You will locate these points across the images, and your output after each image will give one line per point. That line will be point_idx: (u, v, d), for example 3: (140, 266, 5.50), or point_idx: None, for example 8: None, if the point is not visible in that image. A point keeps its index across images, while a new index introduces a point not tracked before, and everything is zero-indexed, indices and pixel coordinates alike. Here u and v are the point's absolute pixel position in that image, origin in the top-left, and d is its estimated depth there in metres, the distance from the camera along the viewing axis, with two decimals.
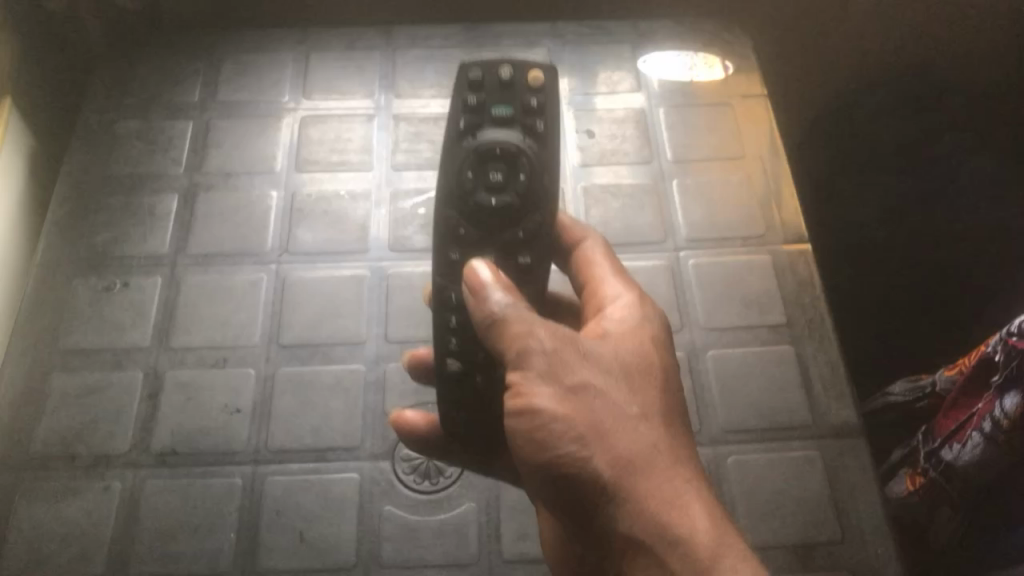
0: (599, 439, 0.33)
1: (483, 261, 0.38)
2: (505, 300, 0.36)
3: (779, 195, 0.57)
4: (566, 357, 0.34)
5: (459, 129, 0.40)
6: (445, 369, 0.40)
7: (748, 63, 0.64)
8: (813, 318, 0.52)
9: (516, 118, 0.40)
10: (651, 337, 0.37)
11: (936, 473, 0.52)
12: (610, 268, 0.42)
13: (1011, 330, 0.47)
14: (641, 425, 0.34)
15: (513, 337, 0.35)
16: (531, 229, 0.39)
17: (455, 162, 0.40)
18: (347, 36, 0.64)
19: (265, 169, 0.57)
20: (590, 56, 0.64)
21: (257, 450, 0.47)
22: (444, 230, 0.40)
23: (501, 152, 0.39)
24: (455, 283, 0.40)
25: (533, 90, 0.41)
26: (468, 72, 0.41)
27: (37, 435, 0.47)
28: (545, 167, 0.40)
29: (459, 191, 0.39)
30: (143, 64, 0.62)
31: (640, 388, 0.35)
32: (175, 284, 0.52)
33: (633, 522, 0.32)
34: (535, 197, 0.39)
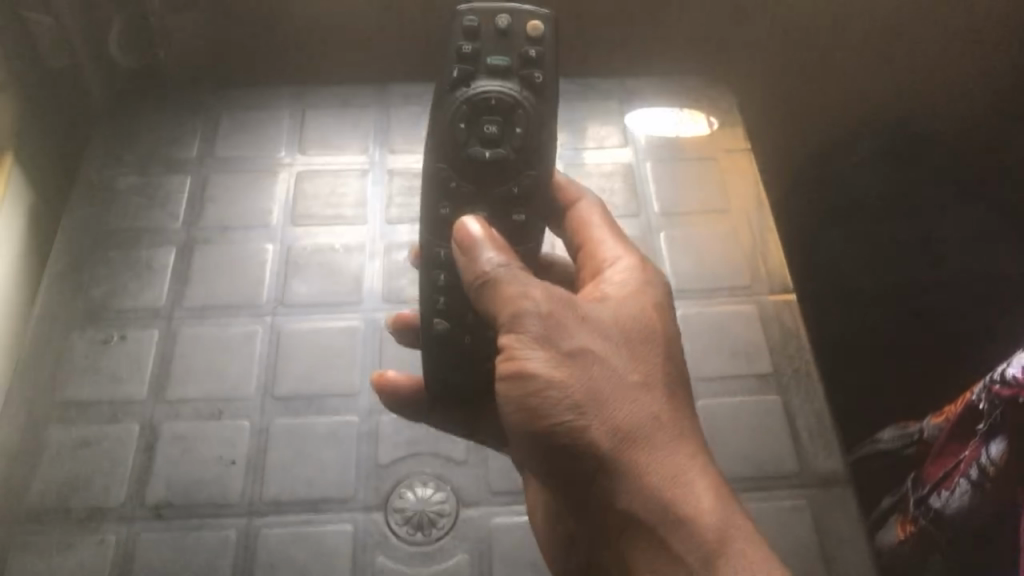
0: (597, 407, 0.35)
1: (472, 218, 0.40)
2: (498, 260, 0.38)
3: (764, 246, 0.58)
4: (561, 322, 0.36)
5: (453, 77, 0.41)
6: (433, 328, 0.43)
7: (732, 117, 0.65)
8: (798, 367, 0.53)
9: (513, 69, 0.41)
10: (651, 302, 0.39)
11: (925, 520, 0.52)
12: (602, 227, 0.45)
13: (994, 377, 0.48)
14: (641, 394, 0.36)
15: (508, 300, 0.37)
16: (526, 184, 0.41)
17: (447, 112, 0.41)
18: (343, 93, 0.66)
19: (261, 224, 0.58)
20: (579, 112, 0.65)
21: (252, 502, 0.47)
22: (435, 181, 0.42)
23: (496, 105, 0.41)
24: (443, 240, 0.42)
25: (533, 38, 0.42)
26: (463, 19, 0.42)
27: (33, 488, 0.47)
28: (541, 120, 0.41)
29: (452, 143, 0.41)
30: (143, 121, 0.63)
31: (639, 355, 0.37)
32: (171, 336, 0.53)
33: (631, 491, 0.35)
34: (529, 152, 0.41)
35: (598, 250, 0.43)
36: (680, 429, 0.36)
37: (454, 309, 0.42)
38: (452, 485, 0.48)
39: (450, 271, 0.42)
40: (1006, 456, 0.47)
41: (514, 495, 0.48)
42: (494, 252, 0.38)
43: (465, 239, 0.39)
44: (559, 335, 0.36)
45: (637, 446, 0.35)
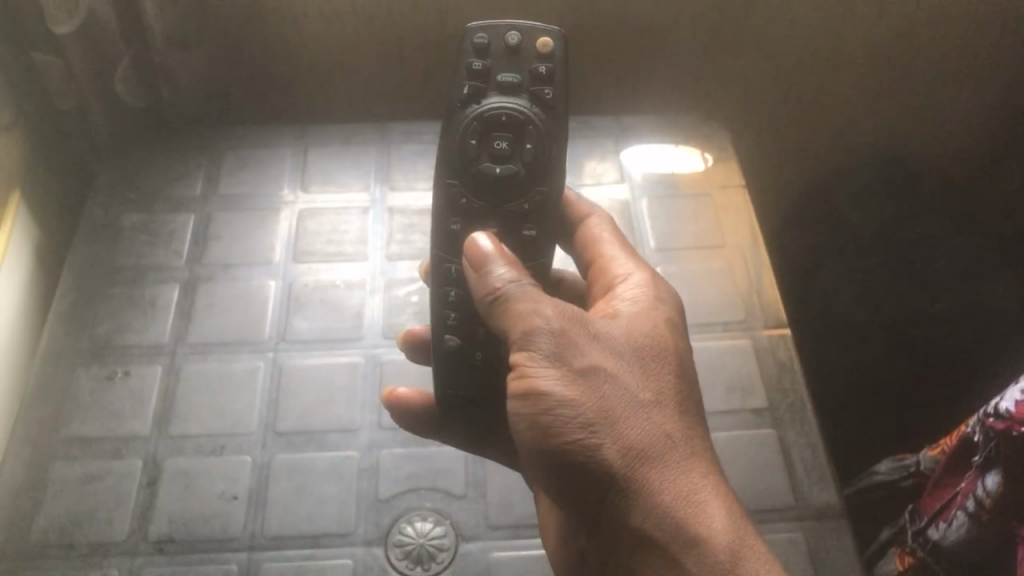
0: (609, 425, 0.35)
1: (484, 236, 0.41)
2: (509, 278, 0.39)
3: (760, 281, 0.59)
4: (573, 339, 0.37)
5: (465, 94, 0.43)
6: (444, 344, 0.44)
7: (727, 154, 0.67)
8: (793, 401, 0.54)
9: (523, 85, 0.43)
10: (662, 319, 0.40)
11: (925, 552, 0.53)
12: (615, 245, 0.47)
13: (988, 411, 0.48)
14: (653, 412, 0.36)
15: (519, 317, 0.37)
16: (537, 200, 0.43)
17: (458, 128, 0.43)
18: (344, 132, 0.67)
19: (264, 260, 0.59)
20: (576, 149, 0.67)
21: (253, 536, 0.48)
22: (446, 197, 0.43)
23: (506, 121, 0.42)
24: (454, 256, 0.43)
25: (543, 55, 0.43)
26: (474, 38, 0.44)
27: (36, 524, 0.48)
28: (551, 136, 0.43)
29: (463, 159, 0.42)
30: (147, 160, 0.64)
31: (650, 373, 0.37)
32: (174, 373, 0.54)
33: (644, 510, 0.35)
34: (539, 168, 0.43)
35: (608, 266, 0.46)
36: (692, 448, 0.36)
37: (466, 325, 0.43)
38: (451, 519, 0.49)
39: (460, 287, 0.43)
40: (1000, 488, 0.47)
41: (513, 529, 0.48)
42: (506, 269, 0.39)
43: (477, 256, 0.40)
44: (571, 352, 0.36)
45: (649, 464, 0.35)
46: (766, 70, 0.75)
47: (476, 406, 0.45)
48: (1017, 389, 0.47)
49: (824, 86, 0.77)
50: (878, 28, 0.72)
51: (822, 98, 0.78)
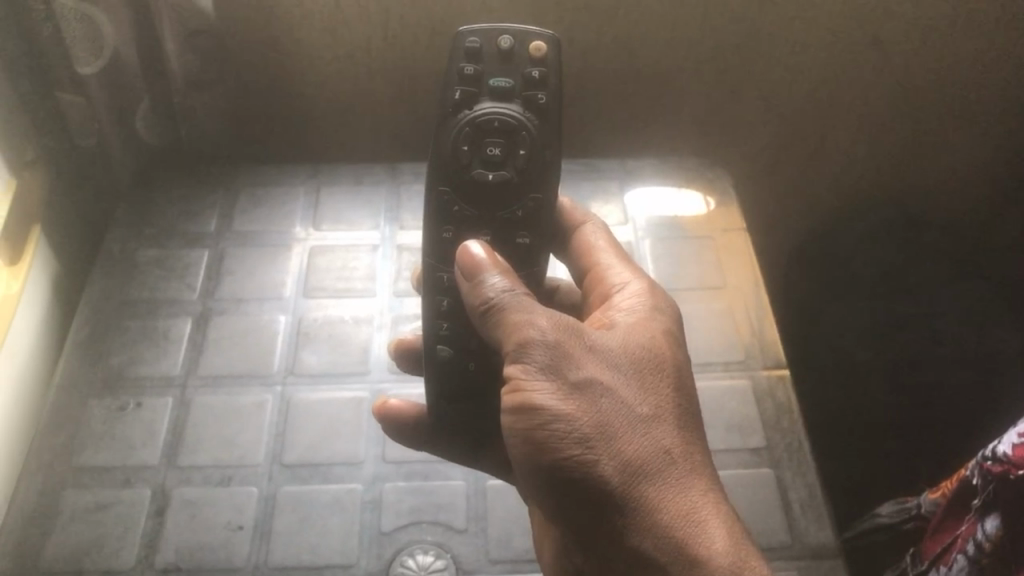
0: (605, 440, 0.36)
1: (477, 243, 0.43)
2: (503, 287, 0.40)
3: (759, 322, 0.60)
4: (568, 352, 0.38)
5: (456, 99, 0.44)
6: (437, 355, 0.45)
7: (728, 199, 0.68)
8: (791, 442, 0.55)
9: (516, 90, 0.44)
10: (660, 330, 0.41)
11: None
12: (609, 251, 0.49)
13: (985, 454, 0.48)
14: (651, 427, 0.37)
15: (513, 330, 0.39)
16: (529, 207, 0.44)
17: (450, 134, 0.44)
18: (356, 172, 0.69)
19: (274, 295, 0.61)
20: (582, 191, 0.68)
21: (257, 566, 0.48)
22: (438, 205, 0.44)
23: (499, 126, 0.43)
24: (445, 264, 0.45)
25: (536, 60, 0.44)
26: (466, 42, 0.45)
27: (47, 552, 0.49)
28: (544, 142, 0.44)
29: (456, 164, 0.44)
30: (164, 197, 0.66)
31: (647, 386, 0.38)
32: (185, 404, 0.55)
33: (641, 527, 0.36)
34: (532, 174, 0.44)
35: (605, 274, 0.47)
36: (690, 463, 0.37)
37: (457, 336, 0.45)
38: (452, 552, 0.50)
39: (452, 296, 0.45)
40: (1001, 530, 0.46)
41: (512, 563, 0.49)
42: (499, 278, 0.40)
43: (471, 265, 0.41)
44: (566, 366, 0.37)
45: (647, 480, 0.36)
46: (770, 115, 0.77)
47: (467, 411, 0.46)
48: (1013, 432, 0.47)
49: (827, 129, 0.78)
50: (879, 73, 0.74)
51: (824, 141, 0.79)
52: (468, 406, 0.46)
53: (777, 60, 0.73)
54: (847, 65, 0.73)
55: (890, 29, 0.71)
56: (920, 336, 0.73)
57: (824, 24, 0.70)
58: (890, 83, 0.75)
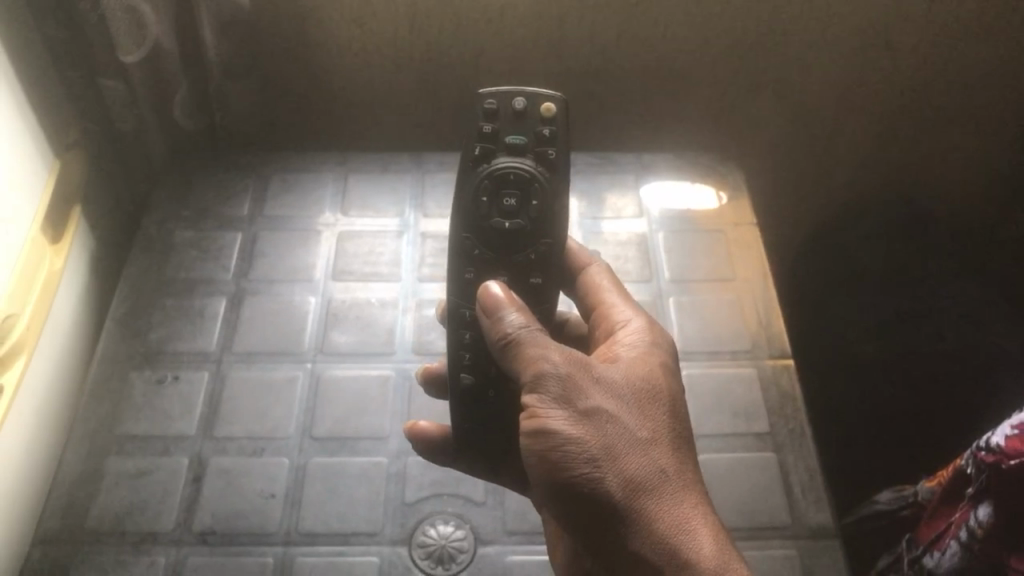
0: (611, 461, 0.38)
1: (495, 283, 0.44)
2: (518, 322, 0.42)
3: (766, 315, 0.63)
4: (579, 383, 0.40)
5: (475, 154, 0.46)
6: (460, 382, 0.47)
7: (740, 194, 0.71)
8: (794, 428, 0.57)
9: (528, 146, 0.47)
10: (658, 363, 0.43)
11: None
12: (616, 296, 0.50)
13: (979, 445, 0.51)
14: (650, 449, 0.39)
15: (529, 363, 0.40)
16: (541, 250, 0.46)
17: (471, 186, 0.46)
18: (383, 160, 0.72)
19: (304, 278, 0.63)
20: (599, 184, 0.71)
21: (288, 532, 0.52)
22: (461, 249, 0.47)
23: (514, 180, 0.46)
24: (469, 301, 0.47)
25: (545, 118, 0.47)
26: (484, 102, 0.47)
27: (92, 512, 0.52)
28: (556, 192, 0.46)
29: (475, 214, 0.46)
30: (199, 181, 0.69)
31: (647, 414, 0.40)
32: (220, 378, 0.58)
33: (641, 537, 0.38)
34: (545, 220, 0.46)
35: (609, 313, 0.48)
36: (684, 481, 0.39)
37: (478, 364, 0.46)
38: (471, 523, 0.53)
39: (474, 329, 0.46)
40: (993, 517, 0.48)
41: (527, 535, 0.52)
42: (515, 314, 0.42)
43: (490, 302, 0.43)
44: (577, 395, 0.39)
45: (649, 498, 0.38)
46: (784, 113, 0.79)
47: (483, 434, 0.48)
48: (1007, 425, 0.50)
49: (837, 127, 0.81)
50: (891, 73, 0.76)
51: (835, 139, 0.82)
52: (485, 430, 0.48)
53: (793, 59, 0.75)
54: (860, 64, 0.76)
55: (903, 30, 0.73)
56: (920, 331, 0.76)
57: (839, 24, 0.72)
58: (901, 83, 0.77)
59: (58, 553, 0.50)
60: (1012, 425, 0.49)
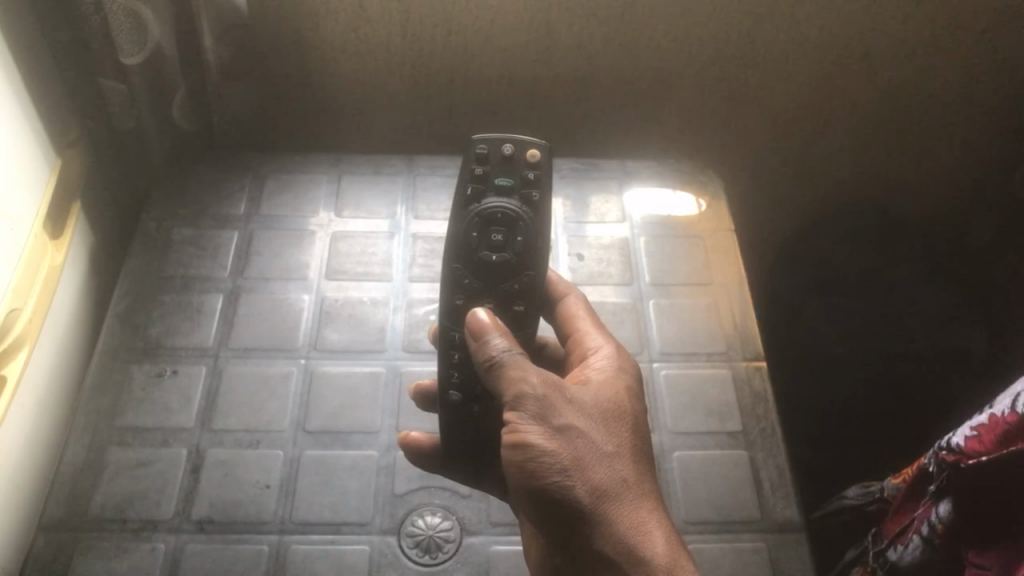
0: (580, 471, 0.41)
1: (482, 310, 0.47)
2: (503, 346, 0.44)
3: (741, 317, 0.66)
4: (554, 402, 0.42)
5: (467, 194, 0.50)
6: (448, 398, 0.49)
7: (719, 201, 0.73)
8: (764, 427, 0.60)
9: (515, 188, 0.50)
10: (625, 386, 0.46)
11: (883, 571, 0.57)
12: (589, 323, 0.52)
13: (941, 444, 0.52)
14: (615, 461, 0.42)
15: (511, 384, 0.43)
16: (525, 282, 0.49)
17: (462, 221, 0.49)
18: (375, 163, 0.74)
19: (299, 277, 0.66)
20: (585, 189, 0.74)
21: (283, 522, 0.54)
22: (451, 278, 0.49)
23: (502, 218, 0.49)
24: (458, 324, 0.49)
25: (528, 165, 0.50)
26: (476, 147, 0.50)
27: (95, 500, 0.54)
28: (539, 230, 0.49)
29: (465, 247, 0.49)
30: (196, 180, 0.71)
31: (613, 430, 0.43)
32: (217, 372, 0.60)
33: (603, 538, 0.40)
34: (529, 255, 0.49)
35: (582, 339, 0.51)
36: (643, 490, 0.42)
37: (465, 381, 0.49)
38: (457, 514, 0.55)
39: (463, 350, 0.49)
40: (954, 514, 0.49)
41: (510, 526, 0.55)
42: (500, 339, 0.45)
43: (476, 327, 0.46)
44: (552, 413, 0.42)
45: (612, 504, 0.41)
46: (765, 122, 0.82)
47: (470, 444, 0.50)
48: (967, 425, 0.50)
49: (814, 136, 0.84)
50: (870, 85, 0.79)
51: (811, 145, 0.85)
52: (470, 441, 0.50)
53: (775, 71, 0.78)
54: (840, 77, 0.79)
55: (881, 42, 0.76)
56: (891, 333, 0.79)
57: (818, 38, 0.75)
58: (875, 93, 0.80)
59: (63, 539, 0.53)
60: (972, 426, 0.50)
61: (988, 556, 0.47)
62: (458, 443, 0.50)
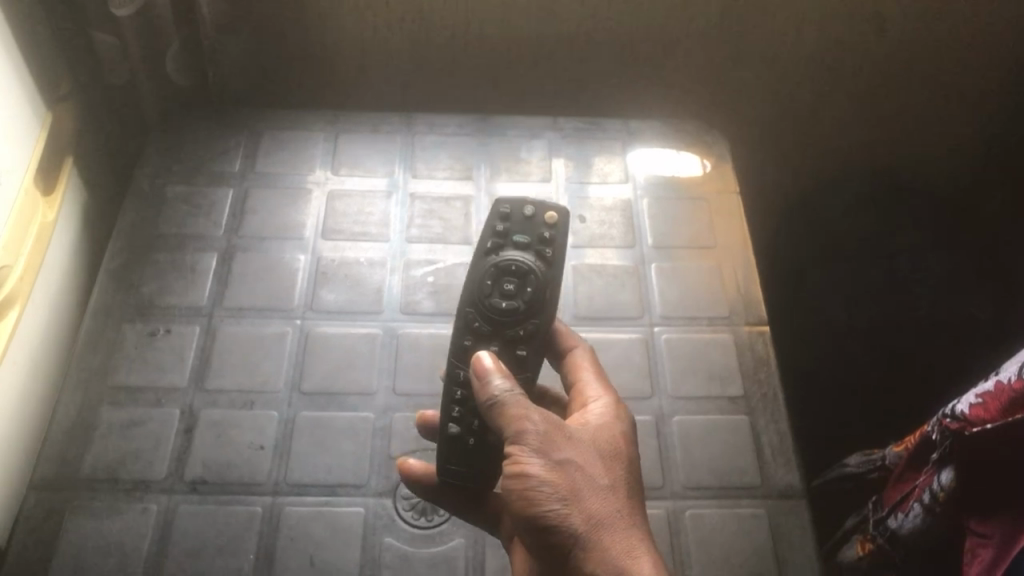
0: (578, 504, 0.39)
1: (485, 352, 0.45)
2: (505, 385, 0.43)
3: (744, 283, 0.65)
4: (555, 437, 0.40)
5: (487, 247, 0.49)
6: (446, 431, 0.46)
7: (723, 162, 0.72)
8: (767, 392, 0.59)
9: (532, 245, 0.49)
10: (626, 432, 0.44)
11: (882, 539, 0.56)
12: (594, 374, 0.48)
13: (946, 412, 0.51)
14: (612, 496, 0.40)
15: (511, 419, 0.41)
16: (532, 329, 0.47)
17: (477, 271, 0.48)
18: (373, 121, 0.72)
19: (294, 236, 0.65)
20: (587, 150, 0.72)
21: (277, 483, 0.53)
22: (462, 323, 0.48)
23: (516, 269, 0.47)
24: (465, 363, 0.47)
25: (546, 227, 0.49)
26: (499, 206, 0.50)
27: (86, 460, 0.53)
28: (552, 284, 0.48)
29: (478, 293, 0.47)
30: (191, 136, 0.70)
31: (612, 467, 0.41)
32: (211, 332, 0.59)
33: (596, 571, 0.38)
34: (539, 304, 0.47)
35: (585, 390, 0.47)
36: (639, 527, 0.40)
37: (467, 417, 0.46)
38: None
39: (466, 387, 0.46)
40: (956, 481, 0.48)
41: None
42: (503, 379, 0.43)
43: (480, 370, 0.44)
44: (552, 447, 0.40)
45: (608, 536, 0.39)
46: (772, 82, 0.80)
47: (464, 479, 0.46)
48: (972, 393, 0.49)
49: (822, 98, 0.82)
50: (879, 45, 0.77)
51: (819, 107, 0.83)
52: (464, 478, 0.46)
53: (783, 30, 0.76)
54: (849, 37, 0.77)
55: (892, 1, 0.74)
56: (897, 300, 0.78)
57: None
58: (885, 54, 0.78)
59: (55, 499, 0.52)
60: (977, 393, 0.48)
61: (990, 525, 0.46)
62: (445, 478, 0.46)
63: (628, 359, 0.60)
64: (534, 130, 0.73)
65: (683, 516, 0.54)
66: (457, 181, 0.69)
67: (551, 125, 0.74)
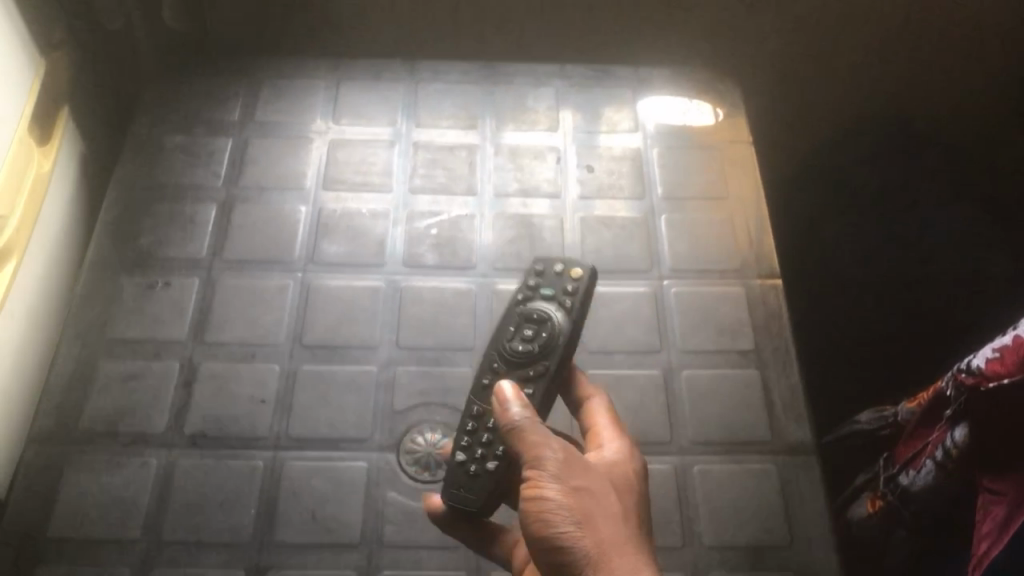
0: (593, 529, 0.35)
1: (508, 381, 0.42)
2: (525, 412, 0.40)
3: (756, 236, 0.63)
4: (575, 464, 0.37)
5: (517, 299, 0.47)
6: (456, 459, 0.43)
7: (736, 111, 0.70)
8: (778, 346, 0.58)
9: (557, 296, 0.46)
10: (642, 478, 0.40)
11: (893, 497, 0.54)
12: (610, 425, 0.44)
13: (961, 367, 0.49)
14: (628, 526, 0.36)
15: (530, 444, 0.38)
16: (543, 368, 0.44)
17: (504, 319, 0.46)
18: (376, 68, 0.70)
19: (295, 187, 0.63)
20: (596, 98, 0.70)
21: (278, 437, 0.53)
22: (484, 366, 0.46)
23: (536, 316, 0.45)
24: (481, 399, 0.44)
25: (574, 279, 0.47)
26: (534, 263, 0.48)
27: (85, 413, 0.53)
28: (570, 331, 0.45)
29: (500, 337, 0.46)
30: (190, 84, 0.68)
31: (629, 504, 0.37)
32: (210, 284, 0.58)
33: None
34: (554, 348, 0.44)
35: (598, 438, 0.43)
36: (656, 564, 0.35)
37: (476, 445, 0.43)
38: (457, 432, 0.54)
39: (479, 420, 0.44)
40: (972, 434, 0.47)
41: None
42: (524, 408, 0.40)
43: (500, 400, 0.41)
44: (571, 472, 0.37)
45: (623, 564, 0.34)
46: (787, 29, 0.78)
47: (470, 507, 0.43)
48: (989, 347, 0.47)
49: (839, 45, 0.79)
50: None
51: (835, 54, 0.80)
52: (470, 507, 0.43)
53: None
54: None
55: None
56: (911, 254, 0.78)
57: None
58: None
59: (54, 452, 0.51)
60: (994, 347, 0.47)
61: (1003, 482, 0.45)
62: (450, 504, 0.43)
63: (636, 313, 0.59)
64: (541, 77, 0.71)
65: (691, 472, 0.53)
66: (462, 130, 0.67)
67: (559, 73, 0.72)
